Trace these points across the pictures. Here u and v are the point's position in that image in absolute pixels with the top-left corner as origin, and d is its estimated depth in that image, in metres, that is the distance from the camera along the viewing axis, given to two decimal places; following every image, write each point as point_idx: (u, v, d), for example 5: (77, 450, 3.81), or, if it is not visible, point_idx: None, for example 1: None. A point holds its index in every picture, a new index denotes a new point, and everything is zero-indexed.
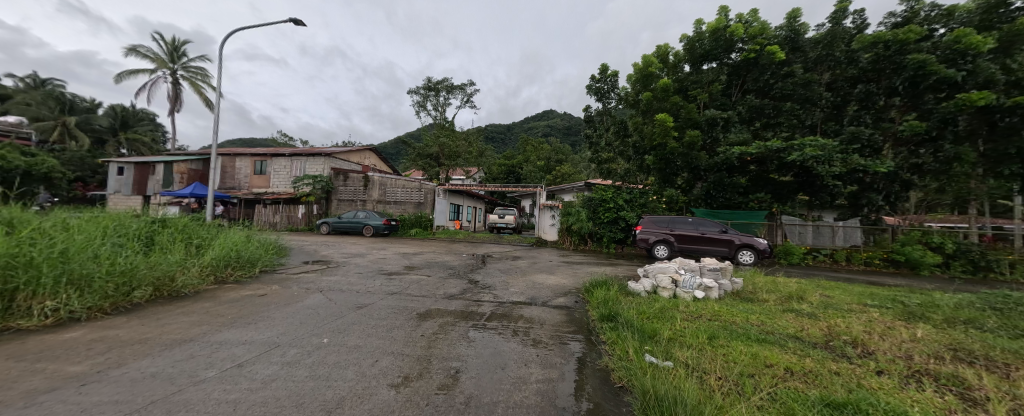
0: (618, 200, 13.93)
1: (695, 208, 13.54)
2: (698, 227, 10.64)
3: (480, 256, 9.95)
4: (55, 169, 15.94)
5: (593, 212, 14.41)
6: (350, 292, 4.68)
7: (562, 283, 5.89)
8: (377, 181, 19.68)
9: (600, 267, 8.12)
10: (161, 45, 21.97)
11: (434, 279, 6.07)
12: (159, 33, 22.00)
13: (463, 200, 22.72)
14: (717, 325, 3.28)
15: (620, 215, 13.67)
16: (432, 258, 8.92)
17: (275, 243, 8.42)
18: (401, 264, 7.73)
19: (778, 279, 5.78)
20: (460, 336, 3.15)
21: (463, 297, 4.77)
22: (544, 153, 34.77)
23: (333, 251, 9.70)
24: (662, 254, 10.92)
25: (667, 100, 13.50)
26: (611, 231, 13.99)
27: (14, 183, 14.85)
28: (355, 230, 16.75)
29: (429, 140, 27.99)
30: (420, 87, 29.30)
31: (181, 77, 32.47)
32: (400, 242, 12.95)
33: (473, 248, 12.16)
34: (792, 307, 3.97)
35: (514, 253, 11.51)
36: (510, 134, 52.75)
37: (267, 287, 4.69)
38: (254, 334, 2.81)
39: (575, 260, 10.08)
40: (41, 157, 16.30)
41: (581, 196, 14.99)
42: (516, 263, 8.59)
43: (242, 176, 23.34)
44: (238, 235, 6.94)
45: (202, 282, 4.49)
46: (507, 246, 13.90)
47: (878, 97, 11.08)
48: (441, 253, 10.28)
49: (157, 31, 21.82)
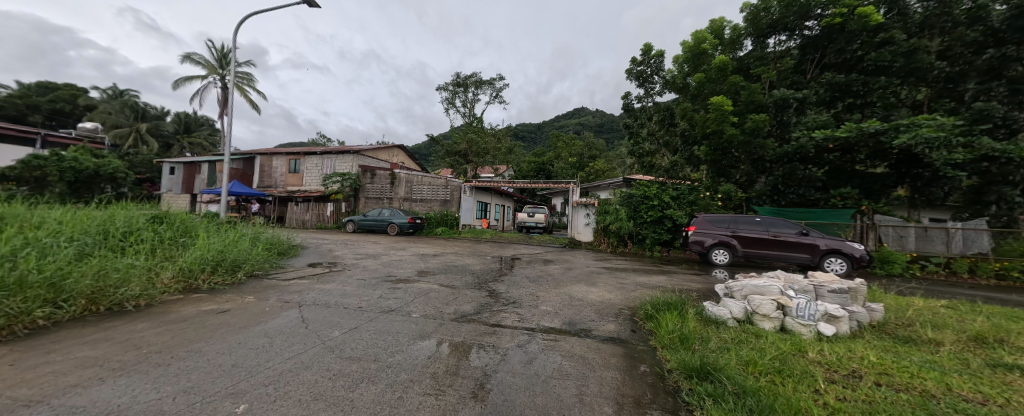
0: (664, 196, 12.26)
1: (758, 205, 11.42)
2: (769, 228, 8.79)
3: (506, 259, 8.80)
4: (119, 171, 16.94)
5: (634, 210, 12.83)
6: (335, 308, 3.66)
7: (608, 299, 4.55)
8: (403, 178, 19.19)
9: (649, 276, 6.66)
10: (211, 51, 23.12)
11: (446, 289, 4.96)
12: (210, 41, 23.10)
13: (491, 198, 21.80)
14: (912, 405, 1.86)
15: (667, 214, 12.02)
16: (451, 261, 7.88)
17: (281, 243, 7.71)
18: (412, 268, 6.73)
19: (921, 303, 4.10)
20: (463, 399, 1.95)
21: (477, 318, 3.59)
22: (576, 150, 33.24)
23: (349, 251, 9.01)
24: (722, 259, 9.28)
25: (724, 81, 11.65)
26: (655, 232, 12.38)
27: (89, 187, 15.87)
28: (380, 228, 16.28)
29: (457, 137, 27.38)
30: (449, 83, 28.81)
31: (229, 82, 34.31)
32: (421, 242, 12.13)
33: (498, 250, 11.06)
34: (1007, 361, 2.44)
35: (545, 256, 10.27)
36: (540, 132, 51.37)
37: (240, 299, 3.80)
38: (141, 393, 1.79)
39: (616, 265, 8.68)
40: (110, 159, 16.77)
41: (620, 193, 13.43)
42: (546, 269, 7.32)
43: (278, 174, 23.86)
44: (238, 236, 6.26)
45: (163, 292, 3.67)
46: (537, 247, 12.68)
47: (1016, 64, 8.69)
48: (462, 255, 9.24)
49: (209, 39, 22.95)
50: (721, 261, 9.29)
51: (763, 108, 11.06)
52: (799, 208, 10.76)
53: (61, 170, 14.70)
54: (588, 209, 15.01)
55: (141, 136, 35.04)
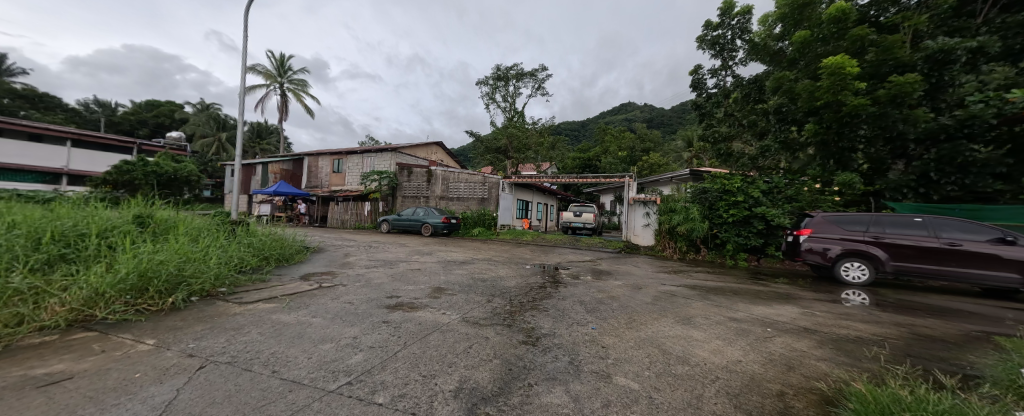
0: (752, 190, 9.75)
1: (894, 201, 8.67)
2: (938, 232, 6.19)
3: (549, 270, 6.98)
4: (188, 174, 18.13)
5: (710, 209, 10.49)
6: (255, 373, 2.09)
7: (738, 361, 2.55)
8: (440, 175, 18.11)
9: (764, 303, 4.45)
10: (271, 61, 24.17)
11: (460, 324, 3.29)
12: (271, 52, 24.23)
13: (533, 196, 20.10)
14: None
15: (757, 212, 9.49)
16: (478, 272, 6.24)
17: (283, 248, 6.52)
18: (425, 283, 5.17)
19: None
20: None
21: (497, 414, 1.82)
22: (626, 143, 30.43)
23: (367, 256, 7.80)
24: (855, 276, 6.69)
25: (842, 37, 8.88)
26: (739, 235, 9.90)
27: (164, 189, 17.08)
28: (414, 228, 15.29)
29: (497, 133, 26.02)
30: (489, 77, 27.59)
31: (287, 89, 36.29)
32: (453, 245, 10.72)
33: (540, 256, 9.28)
34: None
35: (598, 265, 8.28)
36: (585, 129, 48.66)
37: (131, 346, 2.39)
38: None
39: (697, 279, 6.51)
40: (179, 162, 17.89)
41: (690, 188, 11.08)
42: (604, 286, 5.39)
43: (323, 175, 24.17)
44: (223, 241, 5.15)
45: (12, 339, 2.34)
46: (587, 253, 10.72)
47: None
48: (495, 263, 7.58)
49: (268, 50, 24.07)
50: (855, 278, 6.68)
51: (909, 68, 8.21)
52: (961, 204, 7.86)
53: (144, 174, 15.97)
54: (649, 208, 12.47)
55: (223, 144, 37.96)
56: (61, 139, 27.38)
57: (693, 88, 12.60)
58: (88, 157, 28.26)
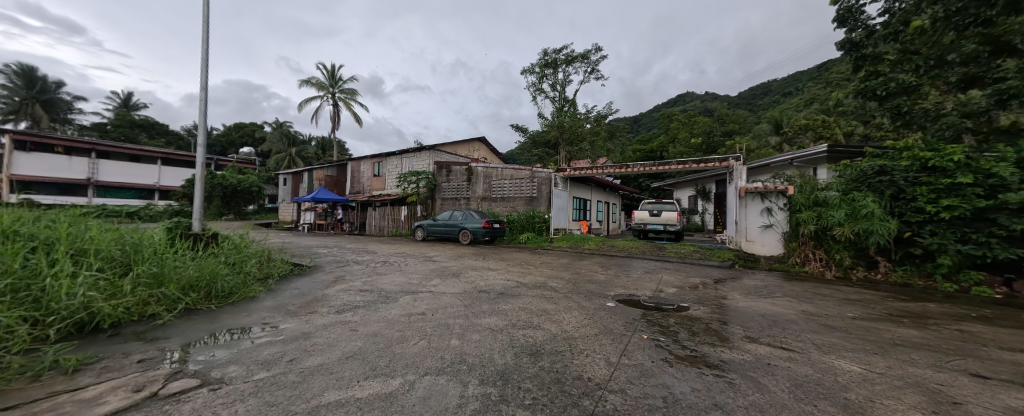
0: (991, 166, 5.85)
1: None
2: None
3: (654, 314, 3.81)
4: None
5: (898, 199, 6.74)
6: None
7: None
8: (482, 173, 15.65)
9: None
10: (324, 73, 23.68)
11: None
12: (322, 63, 23.73)
13: (591, 193, 16.73)
14: None
15: (1006, 201, 5.58)
16: (521, 327, 3.29)
17: (226, 275, 4.15)
18: (406, 368, 2.36)
19: None
20: None
21: None
22: (700, 128, 25.61)
23: (364, 283, 5.32)
24: None
25: None
26: (964, 241, 5.99)
27: None
28: (451, 235, 12.94)
29: (546, 125, 23.08)
30: (536, 64, 24.74)
31: (338, 99, 36.85)
32: (492, 259, 7.95)
33: (618, 279, 6.10)
34: None
35: (726, 298, 4.91)
36: (642, 122, 43.70)
37: None
38: None
39: (1006, 347, 2.91)
40: None
41: (843, 171, 7.65)
42: (834, 385, 2.14)
43: (365, 179, 23.11)
44: (65, 280, 2.82)
45: None
46: (686, 270, 7.31)
47: None
48: (552, 296, 4.60)
49: (320, 62, 23.63)
50: None
51: None
52: None
53: None
54: (770, 201, 8.59)
55: (289, 158, 39.44)
56: (153, 158, 29.99)
57: (840, 22, 8.73)
58: (175, 173, 30.55)
